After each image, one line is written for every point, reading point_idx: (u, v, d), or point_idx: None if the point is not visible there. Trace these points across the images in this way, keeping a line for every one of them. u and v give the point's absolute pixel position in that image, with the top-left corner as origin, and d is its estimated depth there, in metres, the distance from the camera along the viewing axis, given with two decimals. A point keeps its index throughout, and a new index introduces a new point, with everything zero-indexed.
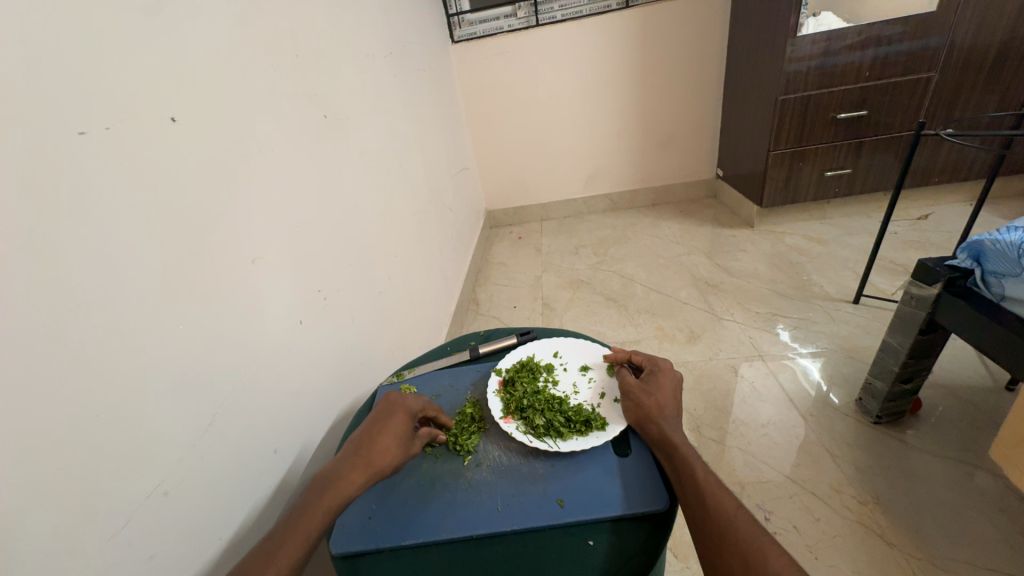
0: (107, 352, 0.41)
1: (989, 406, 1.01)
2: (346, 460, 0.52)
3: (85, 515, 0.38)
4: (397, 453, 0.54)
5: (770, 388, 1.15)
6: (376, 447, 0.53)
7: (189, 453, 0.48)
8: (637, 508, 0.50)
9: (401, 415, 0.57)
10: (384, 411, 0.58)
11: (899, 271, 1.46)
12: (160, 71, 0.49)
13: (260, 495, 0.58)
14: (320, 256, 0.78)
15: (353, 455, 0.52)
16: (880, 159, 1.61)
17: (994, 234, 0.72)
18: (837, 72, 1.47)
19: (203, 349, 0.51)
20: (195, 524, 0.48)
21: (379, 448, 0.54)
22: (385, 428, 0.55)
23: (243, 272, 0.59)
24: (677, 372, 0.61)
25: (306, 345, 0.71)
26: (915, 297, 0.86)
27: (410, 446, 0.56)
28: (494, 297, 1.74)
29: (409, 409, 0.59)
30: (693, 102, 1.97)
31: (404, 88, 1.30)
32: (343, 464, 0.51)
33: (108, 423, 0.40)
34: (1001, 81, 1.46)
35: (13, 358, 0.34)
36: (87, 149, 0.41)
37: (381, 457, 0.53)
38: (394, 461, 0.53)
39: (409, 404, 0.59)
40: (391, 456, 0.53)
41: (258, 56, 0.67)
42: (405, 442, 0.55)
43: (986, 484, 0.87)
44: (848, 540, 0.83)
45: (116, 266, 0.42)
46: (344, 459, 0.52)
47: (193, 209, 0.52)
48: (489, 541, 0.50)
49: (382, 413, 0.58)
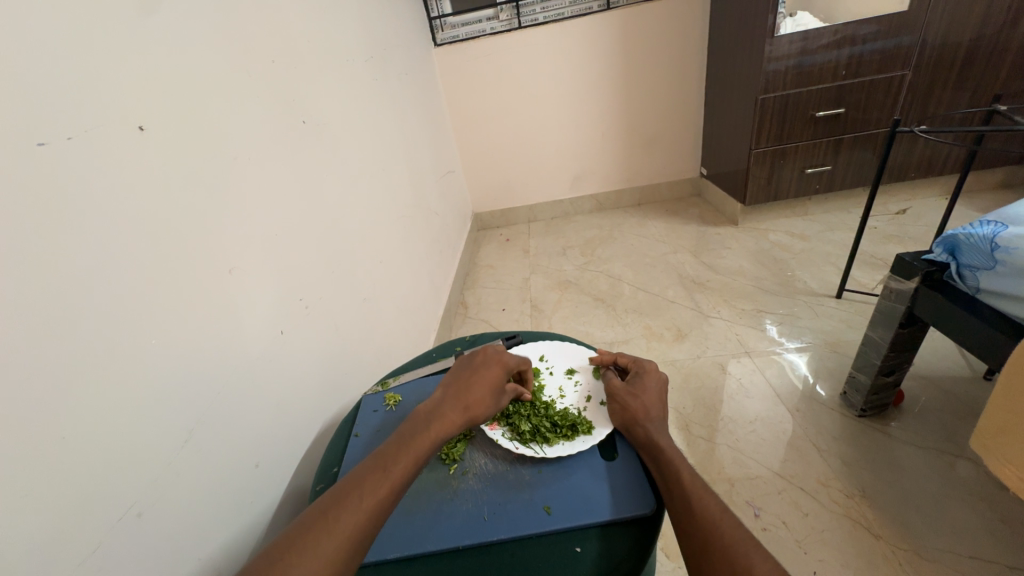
0: (75, 371, 0.39)
1: (968, 396, 1.04)
2: (449, 402, 0.55)
3: (52, 542, 0.36)
4: (491, 404, 0.57)
5: (757, 384, 1.16)
6: (476, 397, 0.56)
7: (164, 471, 0.46)
8: (624, 513, 0.50)
9: (498, 367, 0.61)
10: (482, 360, 0.61)
11: (879, 265, 1.49)
12: (127, 80, 0.48)
13: (240, 513, 0.56)
14: (301, 264, 0.76)
15: (455, 399, 0.55)
16: (858, 155, 1.65)
17: (969, 228, 0.74)
18: (815, 70, 1.49)
19: (178, 363, 0.50)
20: (172, 545, 0.46)
21: (478, 397, 0.56)
22: (484, 378, 0.59)
23: (219, 284, 0.57)
24: (662, 374, 0.61)
25: (288, 356, 0.69)
26: (895, 291, 0.87)
27: (502, 399, 0.59)
28: (482, 300, 1.74)
29: (506, 363, 0.62)
30: (676, 102, 1.99)
31: (385, 92, 1.28)
32: (445, 407, 0.54)
33: (75, 445, 0.38)
34: (972, 78, 1.50)
35: None
36: (49, 160, 0.39)
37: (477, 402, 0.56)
38: (487, 411, 0.56)
39: (507, 359, 0.62)
40: (487, 407, 0.56)
41: (233, 63, 0.66)
42: (498, 394, 0.59)
43: (968, 474, 0.89)
44: (836, 533, 0.84)
45: (82, 282, 0.41)
46: (446, 400, 0.55)
47: (165, 219, 0.50)
48: (476, 551, 0.49)
49: (481, 362, 0.61)
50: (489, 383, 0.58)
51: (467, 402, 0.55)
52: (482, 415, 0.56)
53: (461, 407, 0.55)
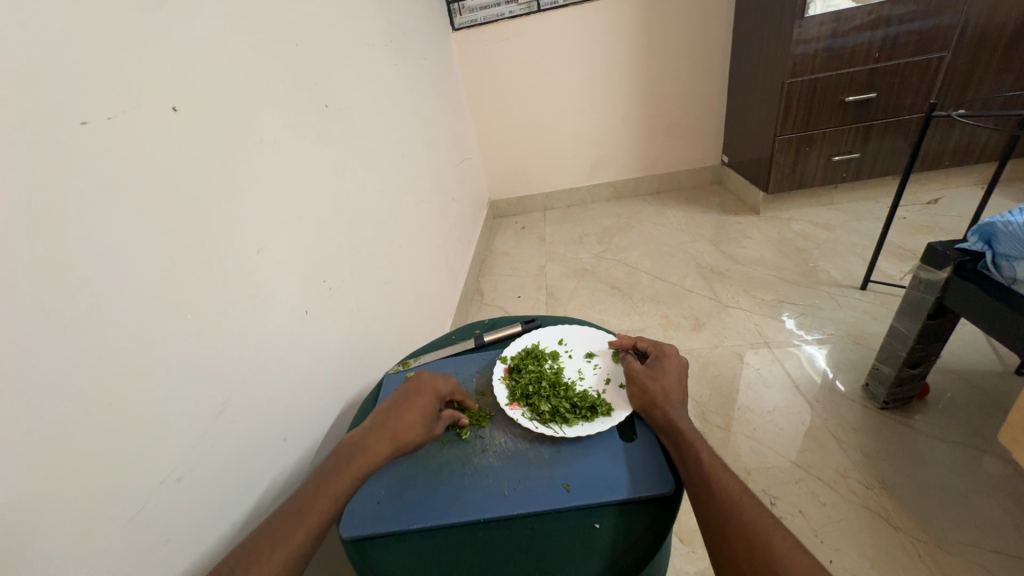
0: (118, 341, 0.41)
1: (997, 390, 1.01)
2: (375, 431, 0.54)
3: (101, 501, 0.39)
4: (420, 434, 0.56)
5: (776, 374, 1.15)
6: (402, 427, 0.55)
7: (201, 440, 0.49)
8: (642, 492, 0.50)
9: (429, 395, 0.58)
10: (413, 389, 0.59)
11: (907, 257, 1.44)
12: (159, 62, 0.49)
13: (270, 483, 0.58)
14: (325, 246, 0.78)
15: (383, 433, 0.54)
16: (889, 142, 1.59)
17: (1006, 216, 0.71)
18: (846, 53, 1.43)
19: (212, 338, 0.52)
20: (211, 508, 0.49)
21: (403, 425, 0.55)
22: (414, 408, 0.57)
23: (248, 263, 0.59)
24: (683, 358, 0.61)
25: (312, 336, 0.71)
26: (924, 281, 0.85)
27: (434, 429, 0.57)
28: (498, 287, 1.74)
29: (439, 391, 0.60)
30: (699, 87, 1.94)
31: (404, 77, 1.28)
32: (369, 436, 0.53)
33: (121, 412, 0.41)
34: (1016, 60, 1.43)
35: (30, 348, 0.35)
36: (89, 139, 0.41)
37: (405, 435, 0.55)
38: (416, 439, 0.55)
39: (440, 387, 0.60)
40: (416, 434, 0.55)
41: (258, 46, 0.66)
42: (429, 423, 0.57)
43: (994, 469, 0.87)
44: (854, 523, 0.84)
45: (123, 258, 0.43)
46: (373, 428, 0.54)
47: (199, 200, 0.52)
48: (496, 524, 0.50)
49: (411, 391, 0.58)
50: (419, 412, 0.56)
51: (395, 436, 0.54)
52: (409, 444, 0.55)
53: (388, 441, 0.54)
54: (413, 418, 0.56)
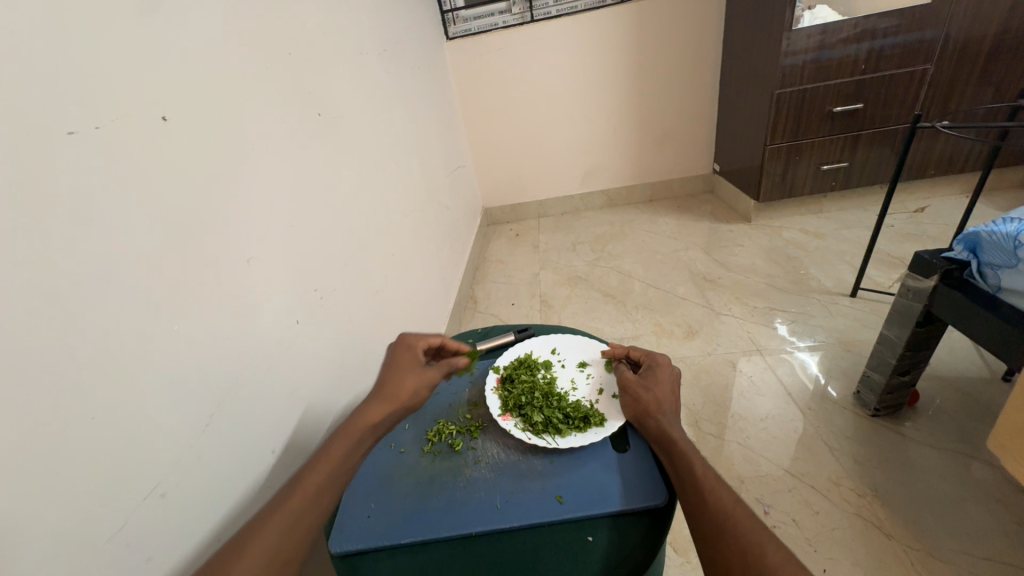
0: (103, 353, 0.41)
1: (985, 397, 1.02)
2: (370, 396, 0.57)
3: (83, 517, 0.38)
4: (415, 385, 0.58)
5: (768, 382, 1.15)
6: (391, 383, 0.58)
7: (187, 453, 0.48)
8: (636, 503, 0.50)
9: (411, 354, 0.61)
10: (395, 352, 0.62)
11: (896, 264, 1.46)
12: (151, 71, 0.49)
13: (257, 498, 0.57)
14: (317, 255, 0.77)
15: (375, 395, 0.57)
16: (876, 152, 1.62)
17: (990, 226, 0.72)
18: (833, 65, 1.46)
19: (199, 349, 0.51)
20: (195, 524, 0.48)
21: (393, 383, 0.58)
22: (399, 366, 0.60)
23: (238, 272, 0.58)
24: (675, 368, 0.61)
25: (303, 346, 0.70)
26: (912, 289, 0.86)
27: (427, 377, 0.60)
28: (492, 294, 1.74)
29: (417, 342, 0.63)
30: (690, 97, 1.96)
31: (399, 86, 1.29)
32: (365, 400, 0.57)
33: (104, 425, 0.40)
34: (996, 73, 1.46)
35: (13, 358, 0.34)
36: (78, 149, 0.40)
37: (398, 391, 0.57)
38: (411, 391, 0.58)
39: (417, 343, 0.63)
40: (410, 387, 0.58)
41: (251, 56, 0.66)
42: (420, 374, 0.60)
43: (983, 475, 0.88)
44: (846, 532, 0.84)
45: (108, 268, 0.42)
46: (369, 395, 0.58)
47: (188, 208, 0.51)
48: (488, 537, 0.50)
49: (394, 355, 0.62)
50: (404, 367, 0.60)
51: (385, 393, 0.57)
52: (407, 397, 0.57)
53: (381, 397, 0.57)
54: (400, 373, 0.59)
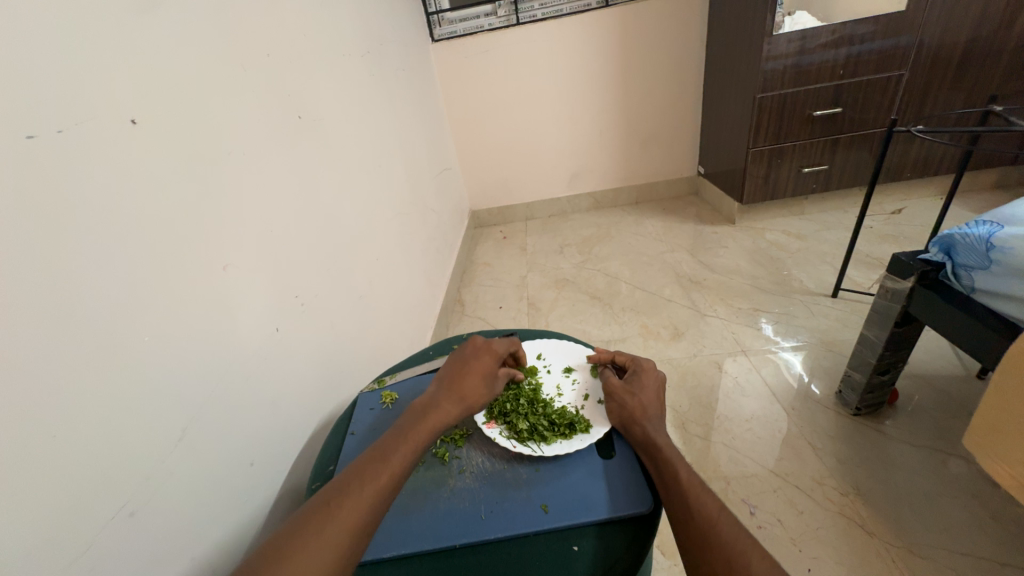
0: (65, 368, 0.39)
1: (961, 394, 1.04)
2: (445, 394, 0.56)
3: (42, 542, 0.36)
4: (484, 394, 0.58)
5: (753, 382, 1.17)
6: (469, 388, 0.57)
7: (157, 470, 0.46)
8: (622, 511, 0.50)
9: (489, 358, 0.62)
10: (474, 352, 0.62)
11: (875, 265, 1.50)
12: (119, 72, 0.47)
13: (235, 513, 0.55)
14: (297, 261, 0.76)
15: (450, 390, 0.57)
16: (855, 155, 1.65)
17: (964, 228, 0.74)
18: (813, 70, 1.49)
19: (171, 361, 0.49)
20: (169, 541, 0.46)
21: (469, 388, 0.57)
22: (477, 367, 0.60)
23: (214, 280, 0.57)
24: (660, 373, 0.61)
25: (284, 354, 0.69)
26: (890, 290, 0.87)
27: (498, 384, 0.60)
28: (479, 297, 1.73)
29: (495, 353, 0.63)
30: (674, 100, 1.98)
31: (382, 87, 1.27)
32: (438, 398, 0.55)
33: (67, 443, 0.38)
34: (968, 79, 1.51)
35: None
36: (38, 154, 0.39)
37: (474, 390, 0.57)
38: (482, 400, 0.58)
39: (497, 350, 0.63)
40: (482, 394, 0.58)
41: (228, 58, 0.65)
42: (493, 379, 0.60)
43: (960, 471, 0.90)
44: (830, 531, 0.85)
45: (72, 278, 0.40)
46: (441, 393, 0.56)
47: (159, 214, 0.50)
48: (473, 550, 0.49)
49: (471, 354, 0.61)
50: (479, 373, 0.59)
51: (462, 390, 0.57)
52: (477, 404, 0.57)
53: (458, 394, 0.56)
54: (475, 378, 0.59)
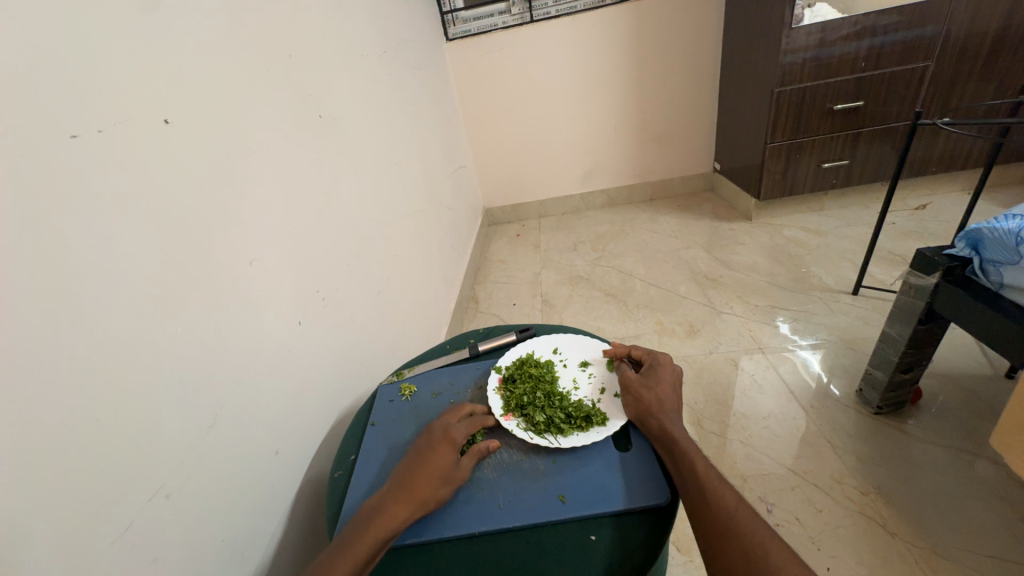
0: (104, 357, 0.41)
1: (989, 394, 1.02)
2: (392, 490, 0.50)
3: (85, 521, 0.38)
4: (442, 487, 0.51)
5: (771, 380, 1.15)
6: (419, 482, 0.51)
7: (190, 455, 0.48)
8: (639, 503, 0.50)
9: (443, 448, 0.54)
10: (427, 442, 0.55)
11: (898, 262, 1.46)
12: (150, 73, 0.49)
13: (261, 500, 0.57)
14: (317, 256, 0.77)
15: (399, 487, 0.50)
16: (877, 149, 1.61)
17: (992, 222, 0.72)
18: (833, 62, 1.46)
19: (202, 350, 0.51)
20: (201, 526, 0.48)
21: (421, 483, 0.51)
22: (430, 460, 0.53)
23: (241, 275, 0.59)
24: (676, 367, 0.61)
25: (306, 347, 0.71)
26: (914, 287, 0.86)
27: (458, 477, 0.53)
28: (493, 294, 1.74)
29: (455, 439, 0.55)
30: (690, 95, 1.96)
31: (399, 87, 1.29)
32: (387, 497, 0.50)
33: (108, 428, 0.40)
34: (998, 69, 1.46)
35: (23, 362, 0.35)
36: (80, 153, 0.41)
37: (426, 484, 0.51)
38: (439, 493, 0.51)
39: (454, 435, 0.55)
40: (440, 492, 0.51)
41: (252, 59, 0.67)
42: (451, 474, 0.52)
43: (987, 473, 0.88)
44: (850, 530, 0.83)
45: (113, 272, 0.42)
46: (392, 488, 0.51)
47: (189, 211, 0.51)
48: (492, 537, 0.50)
49: (425, 445, 0.55)
50: (436, 464, 0.52)
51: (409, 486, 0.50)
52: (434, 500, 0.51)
53: (404, 494, 0.50)
54: (431, 470, 0.52)
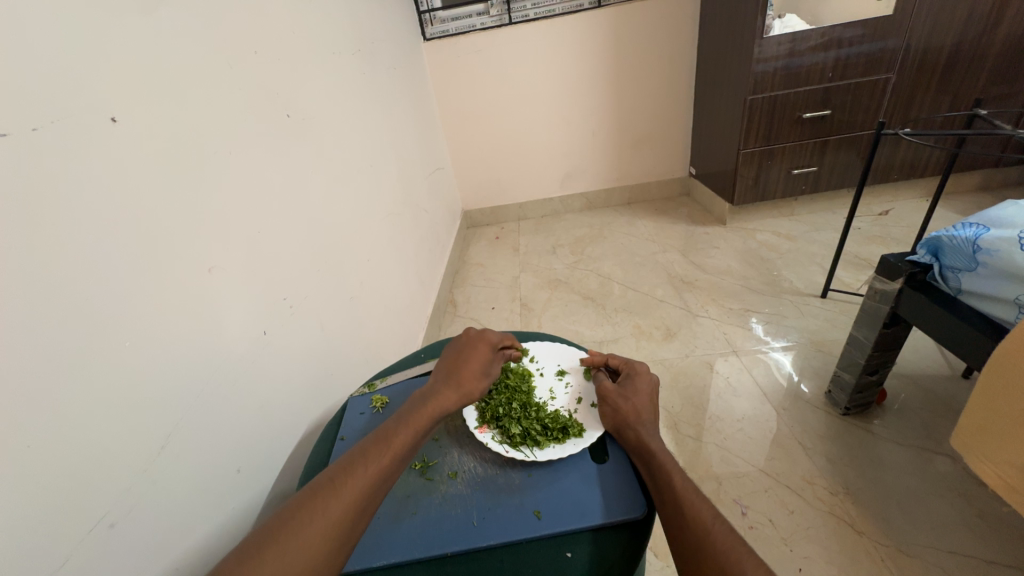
0: (38, 377, 0.37)
1: (947, 394, 1.06)
2: (443, 383, 0.58)
3: (16, 559, 0.34)
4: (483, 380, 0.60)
5: (744, 383, 1.17)
6: (467, 376, 0.59)
7: (138, 479, 0.44)
8: (615, 517, 0.49)
9: (483, 346, 0.63)
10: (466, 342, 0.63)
11: (863, 266, 1.52)
12: (95, 67, 0.45)
13: (219, 522, 0.54)
14: (284, 262, 0.74)
15: (451, 378, 0.59)
16: (844, 156, 1.67)
17: (951, 230, 0.75)
18: (802, 72, 1.50)
19: (154, 365, 0.48)
20: (148, 555, 0.45)
21: (467, 374, 0.59)
22: (472, 358, 0.61)
23: (199, 284, 0.55)
24: (653, 376, 0.61)
25: (271, 358, 0.67)
26: (878, 292, 0.88)
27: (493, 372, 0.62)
28: (471, 298, 1.72)
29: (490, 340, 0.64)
30: (667, 100, 1.99)
31: (373, 86, 1.26)
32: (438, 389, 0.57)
33: (45, 454, 0.37)
34: (953, 83, 1.53)
35: None
36: (12, 154, 0.37)
37: (471, 378, 0.59)
38: (480, 384, 0.60)
39: (490, 337, 0.64)
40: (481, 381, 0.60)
41: (211, 55, 0.63)
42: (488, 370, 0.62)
43: (947, 470, 0.91)
44: (820, 531, 0.85)
45: (47, 284, 0.39)
46: (441, 382, 0.58)
47: (137, 213, 0.48)
48: (465, 557, 0.48)
49: (466, 344, 0.63)
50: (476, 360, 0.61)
51: (460, 379, 0.58)
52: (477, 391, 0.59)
53: (455, 383, 0.58)
54: (473, 365, 0.60)
